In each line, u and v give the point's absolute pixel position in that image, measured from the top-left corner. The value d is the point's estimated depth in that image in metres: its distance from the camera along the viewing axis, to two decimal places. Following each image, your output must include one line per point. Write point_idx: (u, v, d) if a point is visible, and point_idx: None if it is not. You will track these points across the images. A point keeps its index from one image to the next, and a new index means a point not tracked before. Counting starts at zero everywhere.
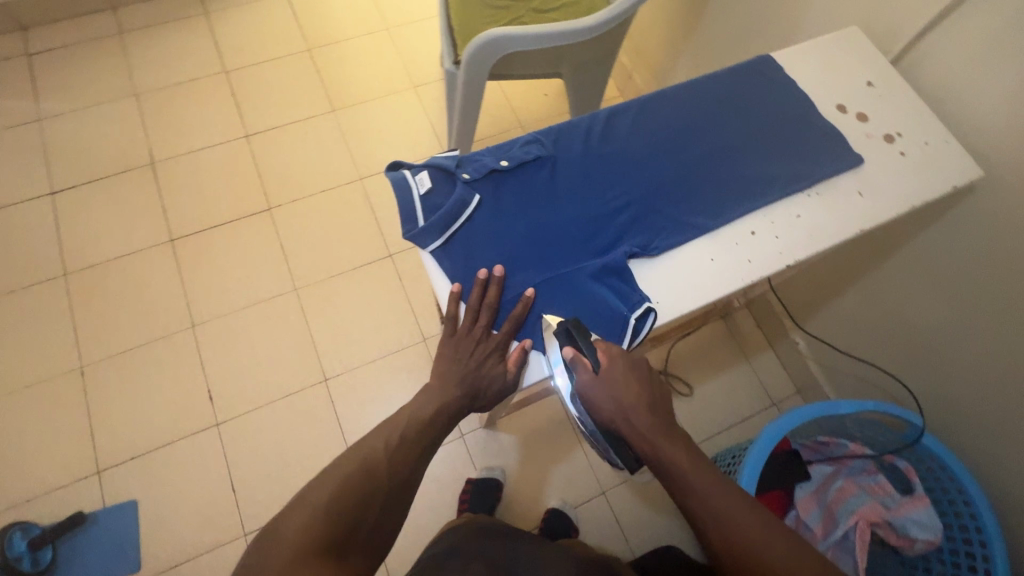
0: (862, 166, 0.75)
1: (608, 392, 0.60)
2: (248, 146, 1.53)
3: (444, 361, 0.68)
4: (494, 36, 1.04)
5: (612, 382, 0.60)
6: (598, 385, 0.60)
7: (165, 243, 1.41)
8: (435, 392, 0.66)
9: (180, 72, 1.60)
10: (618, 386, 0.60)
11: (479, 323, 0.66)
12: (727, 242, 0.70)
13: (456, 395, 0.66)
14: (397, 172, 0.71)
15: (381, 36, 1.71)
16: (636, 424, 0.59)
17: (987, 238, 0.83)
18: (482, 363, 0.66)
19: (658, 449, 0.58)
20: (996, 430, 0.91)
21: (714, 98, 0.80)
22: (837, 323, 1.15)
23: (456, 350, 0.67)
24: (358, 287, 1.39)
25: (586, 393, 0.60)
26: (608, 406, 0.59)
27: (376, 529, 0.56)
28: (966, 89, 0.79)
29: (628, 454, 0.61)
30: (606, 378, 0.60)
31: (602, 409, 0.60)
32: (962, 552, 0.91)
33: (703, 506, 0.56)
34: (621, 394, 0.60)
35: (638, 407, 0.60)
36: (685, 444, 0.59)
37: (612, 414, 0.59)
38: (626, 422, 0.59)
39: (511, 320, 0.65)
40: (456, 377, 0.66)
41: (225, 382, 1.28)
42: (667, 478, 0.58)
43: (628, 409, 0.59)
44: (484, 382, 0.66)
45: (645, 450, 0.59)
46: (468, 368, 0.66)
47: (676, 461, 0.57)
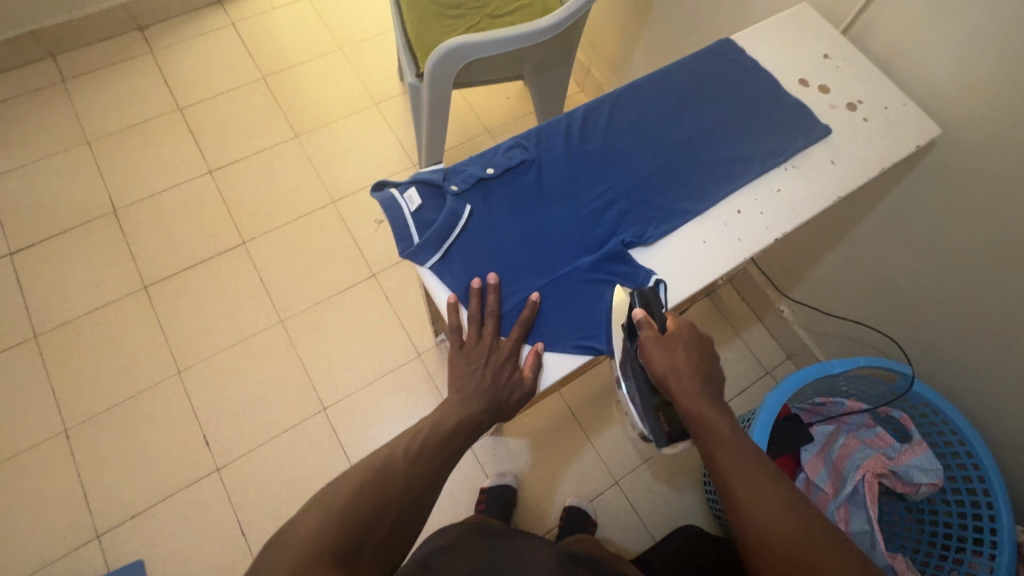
0: (830, 136, 0.78)
1: (667, 354, 0.62)
2: (214, 182, 1.49)
3: (457, 377, 0.66)
4: (456, 44, 1.03)
5: (675, 346, 0.63)
6: (658, 345, 0.62)
7: (138, 291, 1.36)
8: (452, 409, 0.65)
9: (133, 114, 1.55)
10: (678, 351, 0.62)
11: (486, 332, 0.66)
12: (717, 223, 0.72)
13: (474, 408, 0.65)
14: (384, 191, 0.71)
15: (336, 56, 1.69)
16: (687, 387, 0.60)
17: (952, 188, 0.87)
18: (497, 373, 0.64)
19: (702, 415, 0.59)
20: (982, 369, 0.96)
21: (684, 85, 0.82)
22: (819, 287, 1.20)
23: (467, 362, 0.66)
24: (345, 311, 1.37)
25: (646, 349, 0.62)
26: (663, 364, 0.61)
27: (388, 539, 0.55)
28: (914, 52, 0.83)
29: (659, 428, 0.61)
30: (669, 341, 0.63)
31: (656, 365, 0.61)
32: (964, 489, 0.95)
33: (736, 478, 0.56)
34: (679, 357, 0.62)
35: (693, 373, 0.61)
36: (729, 420, 0.60)
37: (665, 373, 0.61)
38: (677, 383, 0.60)
39: (519, 325, 0.65)
40: (473, 391, 0.65)
41: (220, 426, 1.25)
42: (706, 443, 0.58)
43: (682, 372, 0.61)
44: (501, 392, 0.64)
45: (688, 412, 0.59)
46: (483, 380, 0.65)
47: (716, 430, 0.58)
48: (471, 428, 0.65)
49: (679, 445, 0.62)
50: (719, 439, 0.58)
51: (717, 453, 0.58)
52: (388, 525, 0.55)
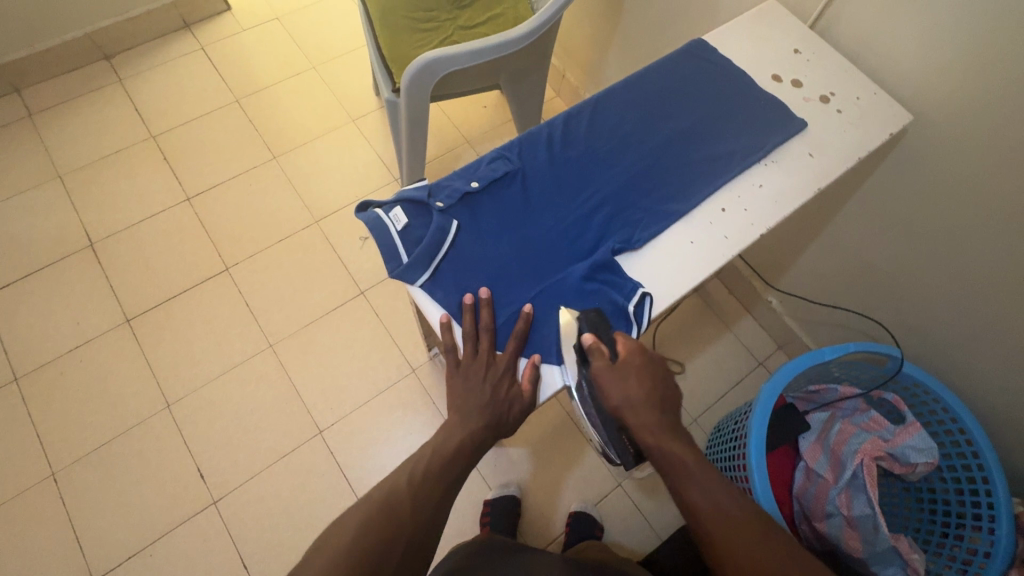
0: (806, 130, 0.80)
1: (620, 385, 0.62)
2: (192, 209, 1.47)
3: (456, 394, 0.66)
4: (430, 58, 1.03)
5: (625, 374, 0.62)
6: (611, 377, 0.61)
7: (121, 325, 1.33)
8: (454, 427, 0.65)
9: (104, 145, 1.52)
10: (629, 379, 0.62)
11: (482, 347, 0.65)
12: (702, 223, 0.73)
13: (477, 425, 0.65)
14: (369, 212, 0.70)
15: (309, 74, 1.68)
16: (641, 418, 0.61)
17: (927, 171, 0.89)
18: (497, 388, 0.64)
19: (659, 444, 0.60)
20: (967, 347, 0.98)
21: (660, 87, 0.83)
22: (805, 277, 1.22)
23: (466, 379, 0.66)
24: (335, 331, 1.35)
25: (598, 381, 0.62)
26: (617, 397, 0.61)
27: (400, 569, 0.55)
28: (880, 43, 0.85)
29: (626, 451, 0.63)
30: (619, 371, 0.62)
31: (610, 398, 0.62)
32: (959, 464, 0.96)
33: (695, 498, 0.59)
34: (631, 385, 0.62)
35: (646, 401, 0.62)
36: (686, 444, 0.61)
37: (619, 406, 0.61)
38: (632, 415, 0.61)
39: (513, 338, 0.64)
40: (474, 408, 0.65)
41: (214, 457, 1.22)
42: (666, 471, 0.60)
43: (635, 402, 0.61)
44: (502, 406, 0.65)
45: (642, 441, 0.61)
46: (484, 396, 0.65)
47: (675, 458, 0.60)
48: (475, 447, 0.65)
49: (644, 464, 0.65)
50: (678, 465, 0.60)
51: (678, 480, 0.59)
52: (398, 553, 0.56)
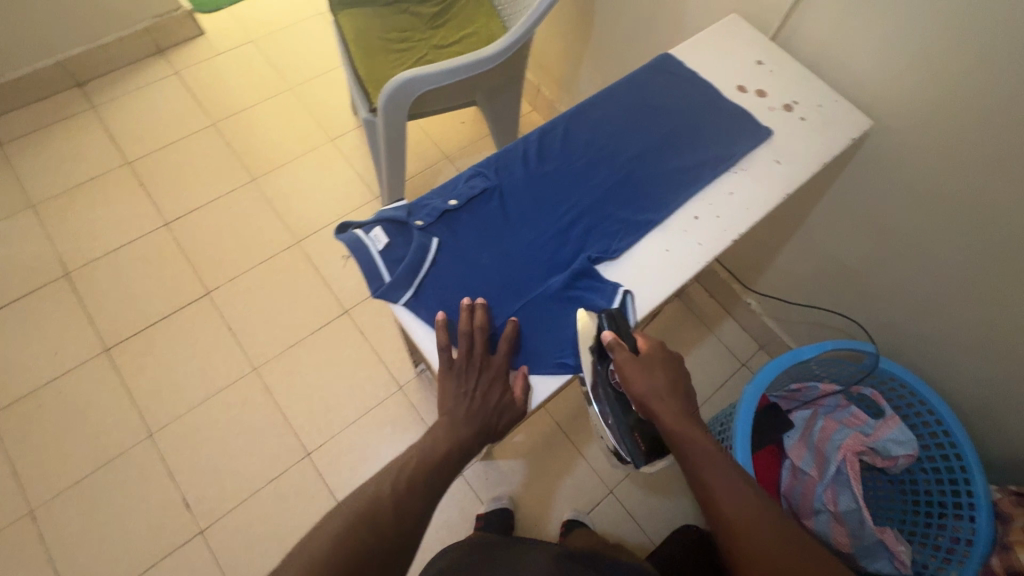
0: (772, 138, 0.83)
1: (644, 375, 0.65)
2: (170, 233, 1.46)
3: (445, 399, 0.65)
4: (406, 78, 1.04)
5: (648, 366, 0.66)
6: (635, 367, 0.65)
7: (100, 354, 1.30)
8: (441, 433, 0.65)
9: (79, 173, 1.51)
10: (652, 371, 0.65)
11: (476, 349, 0.65)
12: (677, 231, 0.75)
13: (464, 431, 0.64)
14: (349, 232, 0.71)
15: (286, 95, 1.68)
16: (666, 405, 0.64)
17: (889, 172, 0.93)
18: (488, 393, 0.65)
19: (684, 431, 0.62)
20: (937, 340, 1.01)
21: (630, 100, 0.85)
22: (781, 278, 1.25)
23: (457, 384, 0.65)
24: (321, 351, 1.35)
25: (623, 372, 0.65)
26: (642, 386, 0.64)
27: None
28: (837, 52, 0.89)
29: (637, 448, 0.65)
30: (643, 363, 0.65)
31: (635, 387, 0.64)
32: (938, 455, 0.99)
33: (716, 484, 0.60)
34: (654, 376, 0.65)
35: (670, 391, 0.65)
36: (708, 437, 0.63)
37: (645, 395, 0.64)
38: (658, 403, 0.64)
39: (508, 342, 0.65)
40: (463, 413, 0.64)
41: (200, 485, 1.20)
42: (689, 459, 0.61)
43: (659, 392, 0.64)
44: (491, 411, 0.65)
45: (665, 427, 0.63)
46: (474, 401, 0.65)
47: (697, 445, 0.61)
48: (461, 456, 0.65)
49: (657, 463, 0.67)
50: (699, 449, 0.62)
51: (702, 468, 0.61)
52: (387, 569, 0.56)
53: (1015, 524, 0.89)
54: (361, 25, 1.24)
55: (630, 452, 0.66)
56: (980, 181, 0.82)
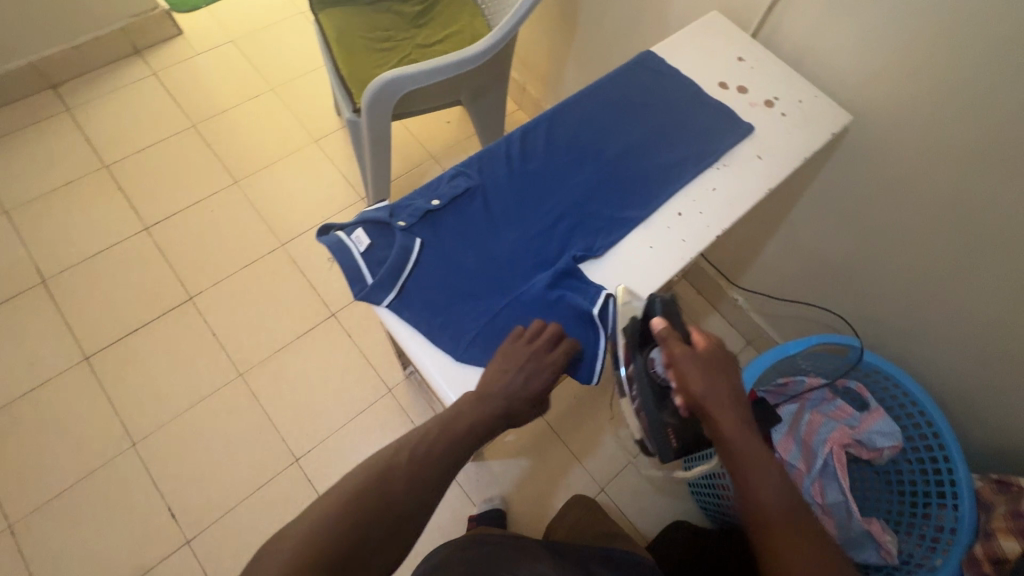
0: (754, 133, 0.83)
1: (703, 376, 0.63)
2: (151, 238, 1.43)
3: (487, 369, 0.63)
4: (389, 78, 1.03)
5: (709, 367, 0.64)
6: (694, 366, 0.63)
7: (80, 363, 1.27)
8: (467, 407, 0.61)
9: (55, 177, 1.47)
10: (712, 373, 0.64)
11: (540, 340, 0.63)
12: (660, 228, 0.74)
13: (490, 422, 0.60)
14: (330, 234, 0.69)
15: (268, 96, 1.66)
16: (723, 410, 0.62)
17: (870, 167, 0.94)
18: (524, 384, 0.61)
19: (735, 437, 0.62)
20: (919, 333, 1.03)
21: (614, 98, 0.85)
22: (767, 274, 1.26)
23: (503, 361, 0.62)
24: (307, 355, 1.33)
25: (680, 368, 0.63)
26: (701, 387, 0.62)
27: None
28: (818, 49, 0.90)
29: (667, 444, 0.65)
30: (703, 362, 0.64)
31: (692, 386, 0.63)
32: (922, 446, 1.00)
33: (761, 491, 0.60)
34: (714, 378, 0.64)
35: (730, 397, 0.63)
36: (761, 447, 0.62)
37: (702, 396, 0.62)
38: (714, 407, 0.62)
39: (567, 348, 0.63)
40: (498, 393, 0.61)
41: (186, 494, 1.18)
42: (735, 464, 0.61)
43: (718, 395, 0.63)
44: (527, 401, 0.61)
45: (717, 430, 0.62)
46: (512, 384, 0.61)
47: (744, 453, 0.61)
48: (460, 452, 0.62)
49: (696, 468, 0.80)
50: (749, 456, 0.61)
51: (747, 475, 0.61)
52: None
53: (996, 511, 0.91)
54: (342, 24, 1.23)
55: (660, 447, 0.66)
56: (960, 175, 0.83)
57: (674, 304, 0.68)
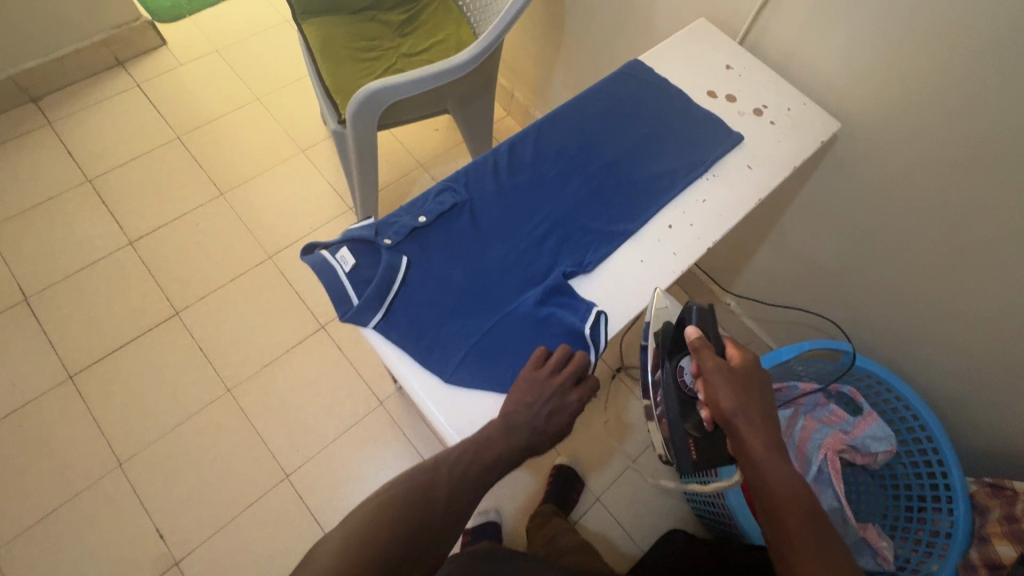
0: (743, 143, 0.82)
1: (735, 393, 0.62)
2: (136, 253, 1.41)
3: (507, 400, 0.60)
4: (374, 89, 1.02)
5: (742, 384, 0.63)
6: (726, 382, 0.62)
7: (63, 383, 1.25)
8: (495, 435, 0.58)
9: (36, 192, 1.45)
10: (744, 391, 0.63)
11: (568, 374, 0.61)
12: (651, 240, 0.74)
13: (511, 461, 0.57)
14: (315, 254, 0.68)
15: (253, 106, 1.64)
16: (753, 429, 0.61)
17: (860, 173, 0.94)
18: (549, 420, 0.59)
19: (765, 458, 0.60)
20: (911, 336, 1.03)
21: (603, 108, 0.84)
22: (758, 280, 1.26)
23: (529, 393, 0.59)
24: (296, 369, 1.31)
25: (711, 381, 0.63)
26: (731, 403, 0.61)
27: None
28: (804, 55, 0.90)
29: (687, 453, 0.66)
30: (736, 379, 0.63)
31: (723, 401, 0.62)
32: (916, 450, 1.00)
33: (788, 514, 0.59)
34: (745, 396, 0.63)
35: (761, 416, 0.62)
36: (793, 472, 0.61)
37: (733, 412, 0.61)
38: (744, 425, 0.61)
39: (592, 384, 0.62)
40: (522, 426, 0.58)
41: (175, 514, 1.15)
42: (761, 485, 0.60)
43: (749, 413, 0.62)
44: (549, 437, 0.60)
45: (744, 448, 0.61)
46: (537, 419, 0.59)
47: (774, 475, 0.60)
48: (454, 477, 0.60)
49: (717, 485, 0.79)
50: (778, 479, 0.60)
51: (773, 498, 0.60)
52: None
53: (991, 515, 0.90)
54: (327, 34, 1.21)
55: (678, 456, 0.66)
56: (948, 180, 0.83)
57: (710, 318, 0.68)
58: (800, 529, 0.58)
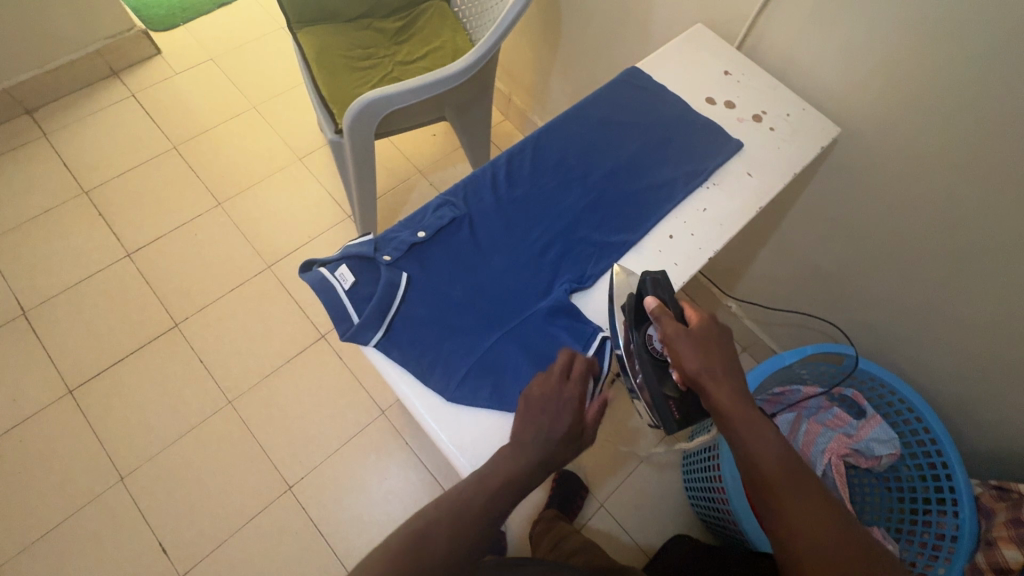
0: (743, 150, 0.82)
1: (698, 352, 0.60)
2: (134, 264, 1.40)
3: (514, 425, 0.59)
4: (370, 99, 1.01)
5: (704, 342, 0.61)
6: (687, 342, 0.60)
7: (63, 397, 1.24)
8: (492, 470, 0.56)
9: (32, 205, 1.44)
10: (707, 348, 0.60)
11: (553, 372, 0.60)
12: (651, 251, 0.73)
13: (524, 481, 0.56)
14: (314, 271, 0.67)
15: (250, 115, 1.63)
16: (721, 384, 0.59)
17: (860, 177, 0.93)
18: (554, 424, 0.57)
19: (737, 412, 0.58)
20: (913, 339, 1.02)
21: (601, 117, 0.84)
22: (758, 282, 1.26)
23: (526, 410, 0.59)
24: (298, 379, 1.31)
25: (673, 346, 0.60)
26: (695, 363, 0.59)
27: None
28: (803, 59, 0.89)
29: (670, 415, 0.62)
30: (697, 338, 0.60)
31: (686, 363, 0.60)
32: (920, 453, 1.00)
33: (765, 463, 0.57)
34: (709, 353, 0.60)
35: (728, 371, 0.60)
36: (767, 424, 0.58)
37: (698, 372, 0.59)
38: (711, 382, 0.59)
39: (583, 366, 0.60)
40: (529, 442, 0.57)
41: (177, 529, 1.15)
42: (739, 443, 0.58)
43: (714, 370, 0.59)
44: (556, 464, 0.58)
45: (716, 407, 0.59)
46: (542, 429, 0.57)
47: (749, 429, 0.57)
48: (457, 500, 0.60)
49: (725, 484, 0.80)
50: (754, 432, 0.57)
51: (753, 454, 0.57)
52: None
53: (996, 519, 0.90)
54: (322, 43, 1.21)
55: (662, 419, 0.62)
56: (948, 183, 0.83)
57: (666, 283, 0.67)
58: (782, 479, 0.56)
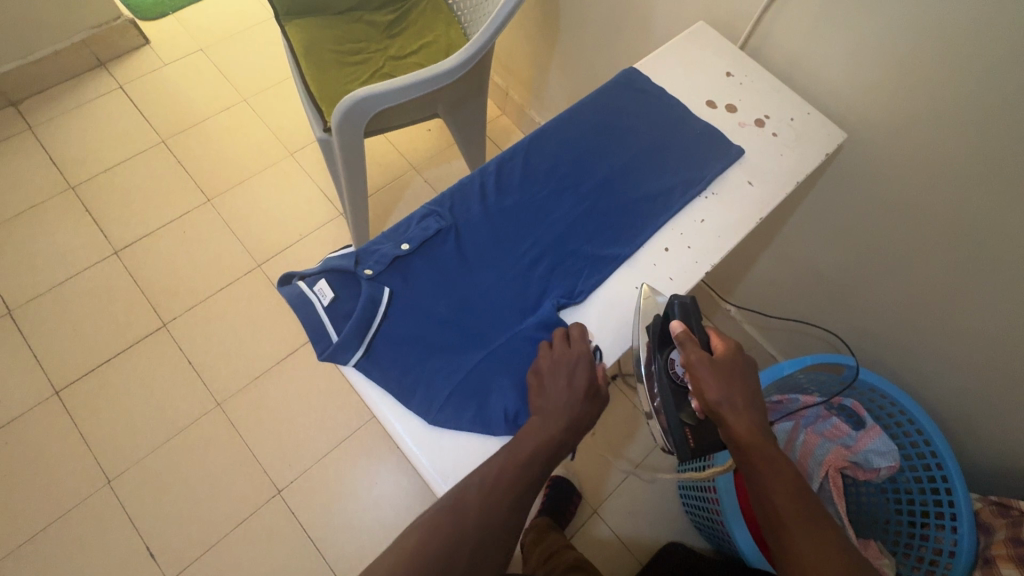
0: (744, 157, 0.78)
1: (720, 383, 0.59)
2: (121, 262, 1.37)
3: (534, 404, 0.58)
4: (358, 98, 0.98)
5: (726, 373, 0.60)
6: (710, 372, 0.60)
7: (49, 399, 1.22)
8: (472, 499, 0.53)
9: (17, 202, 1.41)
10: (730, 380, 0.60)
11: (559, 345, 0.61)
12: (646, 265, 0.70)
13: (509, 510, 0.53)
14: (292, 285, 0.65)
15: (240, 107, 1.59)
16: (741, 417, 0.58)
17: (866, 184, 0.90)
18: (578, 392, 0.58)
19: (756, 445, 0.58)
20: (916, 350, 1.00)
21: (596, 122, 0.80)
22: (758, 287, 1.23)
23: (543, 387, 0.59)
24: (287, 382, 1.29)
25: (695, 374, 0.60)
26: (717, 394, 0.59)
27: None
28: (809, 61, 0.85)
29: (685, 442, 0.62)
30: (720, 369, 0.60)
31: (707, 393, 0.59)
32: (920, 465, 0.97)
33: (779, 497, 0.57)
34: (730, 384, 0.60)
35: (748, 404, 0.59)
36: (784, 461, 0.58)
37: (718, 402, 0.59)
38: (731, 414, 0.58)
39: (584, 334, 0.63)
40: (559, 414, 0.57)
41: (166, 534, 1.13)
42: (755, 476, 0.58)
43: (735, 402, 0.59)
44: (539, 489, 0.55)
45: (734, 438, 0.58)
46: (567, 399, 0.58)
47: (766, 463, 0.57)
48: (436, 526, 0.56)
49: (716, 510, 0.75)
50: (770, 466, 0.58)
51: (766, 487, 0.57)
52: None
53: (996, 536, 0.88)
54: (311, 36, 1.17)
55: (677, 446, 0.62)
56: (957, 195, 0.80)
57: (695, 312, 0.63)
58: (795, 513, 0.57)
